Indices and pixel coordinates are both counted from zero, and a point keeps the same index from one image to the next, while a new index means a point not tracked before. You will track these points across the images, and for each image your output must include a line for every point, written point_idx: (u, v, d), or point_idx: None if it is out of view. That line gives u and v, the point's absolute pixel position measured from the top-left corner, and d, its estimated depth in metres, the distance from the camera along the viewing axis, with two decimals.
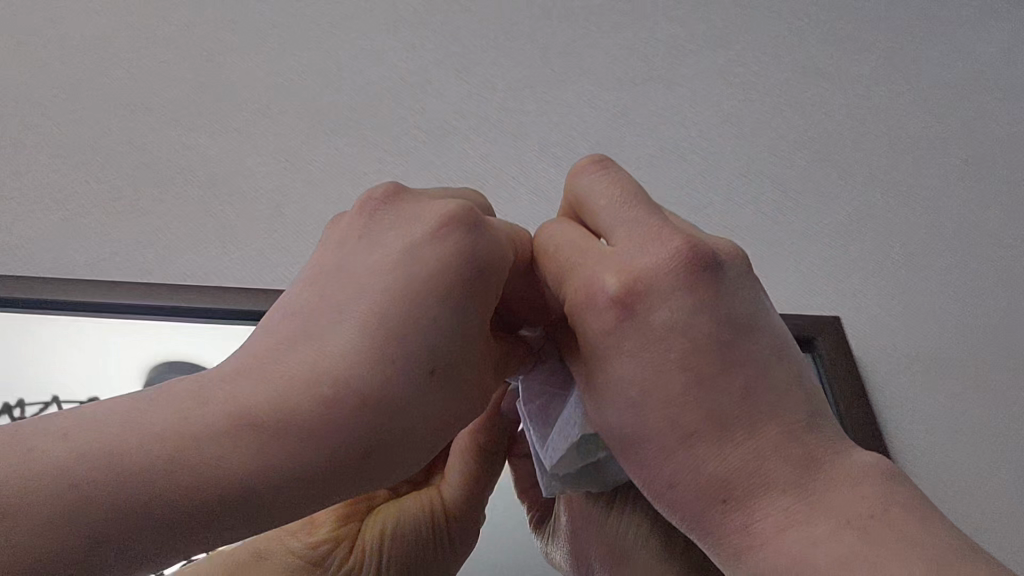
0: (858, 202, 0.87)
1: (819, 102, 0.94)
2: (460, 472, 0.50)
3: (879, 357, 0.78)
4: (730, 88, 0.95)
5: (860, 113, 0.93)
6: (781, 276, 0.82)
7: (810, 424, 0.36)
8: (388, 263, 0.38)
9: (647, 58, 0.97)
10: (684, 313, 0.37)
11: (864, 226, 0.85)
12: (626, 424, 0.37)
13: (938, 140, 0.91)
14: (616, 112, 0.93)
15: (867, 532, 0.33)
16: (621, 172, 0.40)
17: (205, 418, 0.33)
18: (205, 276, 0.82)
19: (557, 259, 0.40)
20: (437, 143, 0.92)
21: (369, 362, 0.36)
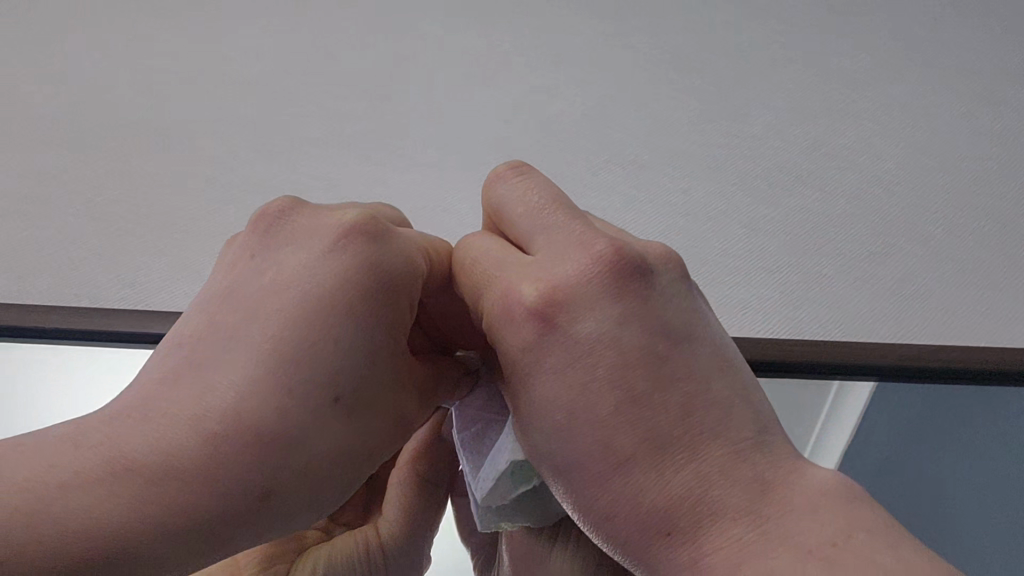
0: (892, 160, 0.71)
1: (830, 65, 0.79)
2: (400, 503, 0.48)
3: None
4: (716, 55, 0.80)
5: (877, 87, 0.77)
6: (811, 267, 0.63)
7: (758, 443, 0.32)
8: (284, 278, 0.33)
9: (617, 25, 0.82)
10: (614, 323, 0.32)
11: (916, 187, 0.69)
12: (554, 449, 0.33)
13: (969, 111, 0.75)
14: (586, 84, 0.76)
15: (832, 563, 0.28)
16: (539, 179, 0.37)
17: (73, 466, 0.27)
18: (78, 301, 0.59)
19: (474, 274, 0.37)
20: (355, 127, 0.71)
21: (267, 389, 0.30)
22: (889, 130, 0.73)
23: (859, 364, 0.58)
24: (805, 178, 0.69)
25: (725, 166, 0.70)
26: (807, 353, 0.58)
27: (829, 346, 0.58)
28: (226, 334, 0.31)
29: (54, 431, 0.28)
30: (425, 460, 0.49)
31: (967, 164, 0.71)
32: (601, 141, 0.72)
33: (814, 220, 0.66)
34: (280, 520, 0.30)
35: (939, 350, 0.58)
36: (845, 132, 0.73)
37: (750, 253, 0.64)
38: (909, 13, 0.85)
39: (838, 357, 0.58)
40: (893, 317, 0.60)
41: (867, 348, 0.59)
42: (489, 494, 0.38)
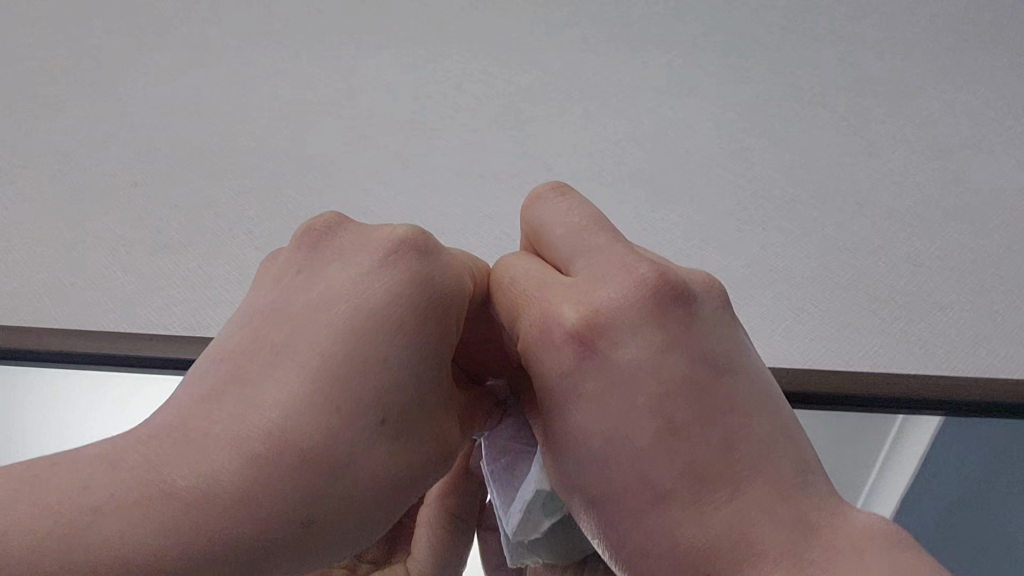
0: (933, 198, 0.70)
1: (873, 98, 0.78)
2: (429, 541, 0.47)
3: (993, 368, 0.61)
4: (759, 85, 0.78)
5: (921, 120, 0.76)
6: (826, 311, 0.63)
7: (799, 482, 0.31)
8: (329, 297, 0.32)
9: (658, 53, 0.81)
10: (657, 350, 0.32)
11: (953, 227, 0.68)
12: (591, 481, 0.32)
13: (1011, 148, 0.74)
14: (625, 114, 0.76)
15: None
16: (581, 200, 0.37)
17: (110, 490, 0.26)
18: (119, 325, 0.61)
19: (512, 295, 0.36)
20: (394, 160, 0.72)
21: (306, 412, 0.29)
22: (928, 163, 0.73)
23: (866, 396, 0.59)
24: (836, 217, 0.69)
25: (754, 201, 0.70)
26: (815, 384, 0.60)
27: (835, 377, 0.60)
28: (268, 351, 0.31)
29: (93, 452, 0.28)
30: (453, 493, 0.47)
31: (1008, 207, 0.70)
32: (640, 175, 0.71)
33: (843, 265, 0.66)
34: (316, 553, 0.29)
35: (949, 383, 0.59)
36: (882, 166, 0.72)
37: (787, 299, 0.64)
38: (954, 41, 0.83)
39: (844, 389, 0.59)
40: (906, 353, 0.61)
41: (873, 380, 0.60)
42: (520, 527, 0.37)
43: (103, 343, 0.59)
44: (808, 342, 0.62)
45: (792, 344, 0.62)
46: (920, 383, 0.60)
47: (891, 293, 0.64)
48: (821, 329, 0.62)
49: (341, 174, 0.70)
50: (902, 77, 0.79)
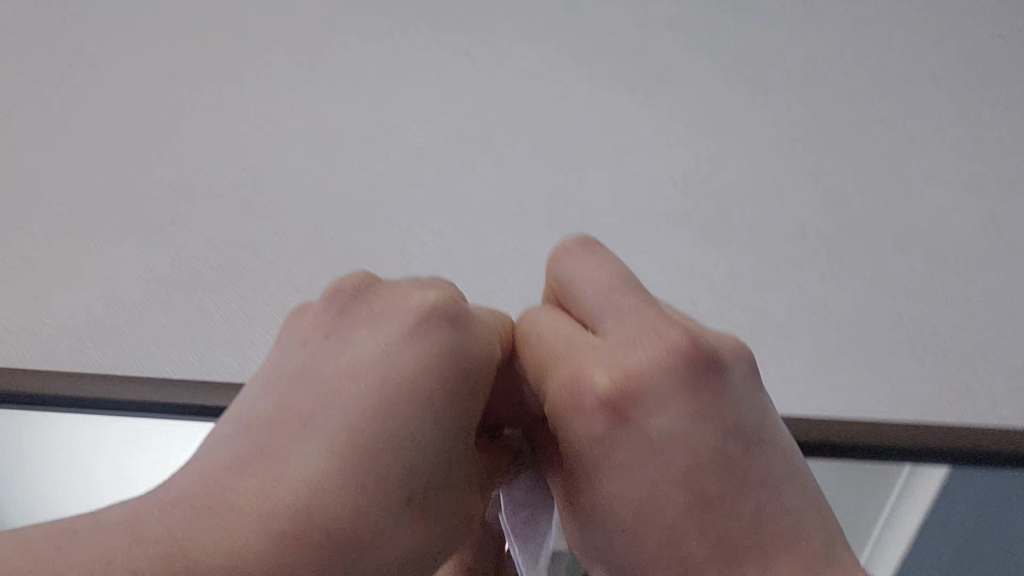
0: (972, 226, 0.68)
1: (917, 107, 0.73)
2: None
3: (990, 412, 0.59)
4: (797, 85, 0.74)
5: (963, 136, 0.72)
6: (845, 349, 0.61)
7: (829, 556, 0.31)
8: (357, 363, 0.32)
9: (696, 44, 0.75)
10: (689, 421, 0.31)
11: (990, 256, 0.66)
12: (618, 550, 0.32)
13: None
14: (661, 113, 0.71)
15: None
16: (611, 260, 0.36)
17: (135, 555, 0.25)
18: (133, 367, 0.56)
19: (538, 356, 0.36)
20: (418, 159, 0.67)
21: (336, 484, 0.29)
22: (959, 182, 0.70)
23: (869, 445, 0.58)
24: (860, 240, 0.66)
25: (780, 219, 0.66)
26: (820, 432, 0.58)
27: (840, 425, 0.58)
28: (295, 420, 0.30)
29: (114, 517, 0.27)
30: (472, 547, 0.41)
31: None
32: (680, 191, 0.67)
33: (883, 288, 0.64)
34: None
35: (951, 430, 0.59)
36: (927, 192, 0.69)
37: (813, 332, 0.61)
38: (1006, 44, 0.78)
39: (847, 438, 0.58)
40: (910, 393, 0.60)
41: (875, 428, 0.59)
42: None
43: (120, 387, 0.55)
44: (817, 383, 0.60)
45: (800, 382, 0.60)
46: (923, 431, 0.59)
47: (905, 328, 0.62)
48: (830, 368, 0.61)
49: (351, 174, 0.66)
50: (940, 79, 0.75)
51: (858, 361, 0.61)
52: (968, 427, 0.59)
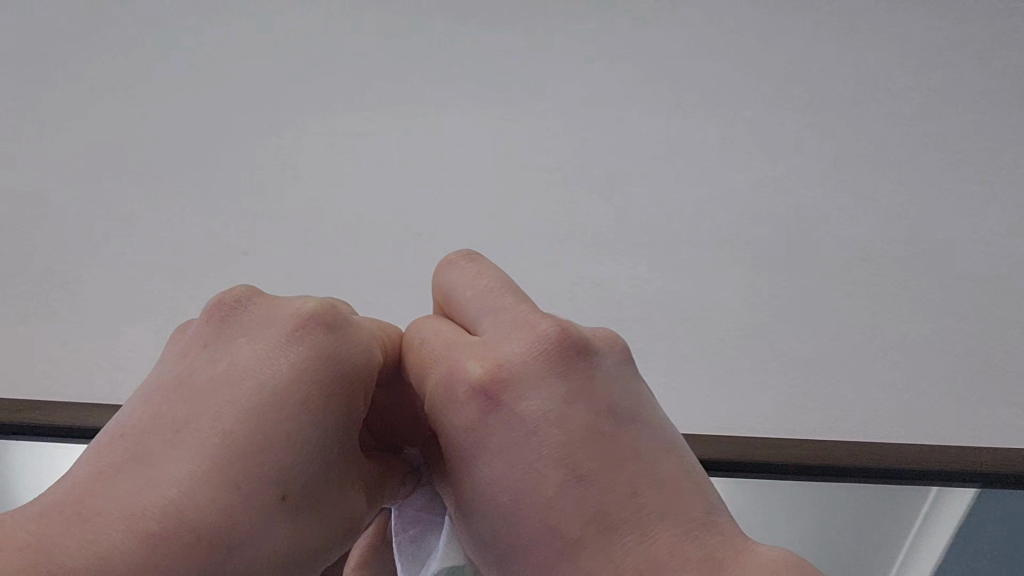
0: (899, 230, 0.71)
1: (851, 116, 0.78)
2: None
3: (895, 429, 0.62)
4: (744, 93, 0.79)
5: (893, 144, 0.76)
6: (764, 367, 0.65)
7: (707, 523, 0.32)
8: (234, 369, 0.32)
9: (650, 50, 0.81)
10: (561, 404, 0.32)
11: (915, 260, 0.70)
12: (500, 536, 0.33)
13: (982, 171, 0.74)
14: (613, 140, 0.76)
15: None
16: (489, 266, 0.37)
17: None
18: None
19: (421, 359, 0.36)
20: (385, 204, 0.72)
21: (207, 487, 0.29)
22: (865, 196, 0.73)
23: (834, 465, 0.61)
24: (784, 262, 0.69)
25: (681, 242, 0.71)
26: (784, 454, 0.61)
27: (787, 444, 0.62)
28: (169, 428, 0.30)
29: None
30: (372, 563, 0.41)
31: (968, 235, 0.71)
32: (626, 214, 0.72)
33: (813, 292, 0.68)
34: None
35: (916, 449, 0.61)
36: (855, 196, 0.73)
37: (746, 347, 0.66)
38: (945, 34, 0.82)
39: (809, 458, 0.61)
40: (830, 421, 0.63)
41: (840, 448, 0.61)
42: None
43: None
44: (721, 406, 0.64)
45: (745, 402, 0.64)
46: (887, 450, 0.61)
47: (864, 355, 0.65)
48: (789, 396, 0.64)
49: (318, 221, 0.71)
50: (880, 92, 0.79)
51: (772, 379, 0.65)
52: (926, 446, 0.61)
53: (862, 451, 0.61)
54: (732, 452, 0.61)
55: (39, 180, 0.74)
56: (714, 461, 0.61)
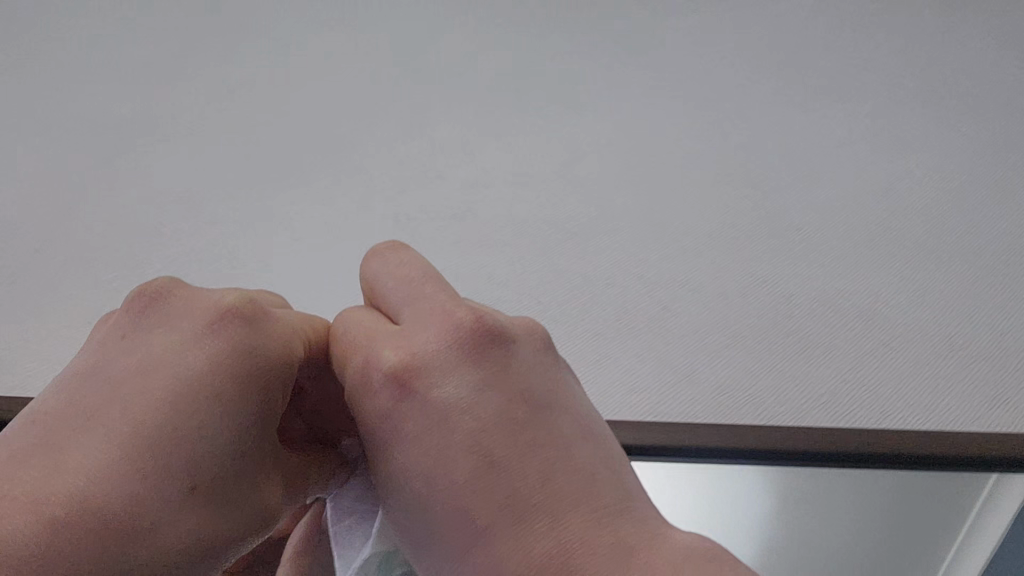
0: (859, 222, 0.75)
1: (807, 135, 0.84)
2: None
3: (888, 415, 0.60)
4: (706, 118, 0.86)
5: (846, 154, 0.82)
6: (742, 346, 0.64)
7: (620, 509, 0.32)
8: (148, 359, 0.32)
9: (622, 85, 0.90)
10: (475, 391, 0.32)
11: (877, 245, 0.73)
12: (416, 524, 0.33)
13: (932, 176, 0.80)
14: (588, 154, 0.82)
15: None
16: (413, 256, 0.37)
17: None
18: None
19: (343, 349, 0.36)
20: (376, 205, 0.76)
21: (113, 475, 0.29)
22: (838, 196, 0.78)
23: (819, 452, 0.58)
24: (752, 250, 0.72)
25: (663, 232, 0.74)
26: (767, 441, 0.59)
27: (774, 432, 0.59)
28: (80, 416, 0.30)
29: None
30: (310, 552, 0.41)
31: (927, 227, 0.74)
32: (602, 213, 0.76)
33: (785, 274, 0.70)
34: None
35: (906, 435, 0.58)
36: (815, 196, 0.78)
37: (722, 326, 0.66)
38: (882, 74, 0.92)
39: (797, 446, 0.58)
40: (818, 406, 0.60)
41: (825, 435, 0.59)
42: None
43: None
44: (700, 388, 0.62)
45: (726, 382, 0.62)
46: (875, 434, 0.59)
47: (846, 333, 0.65)
48: (765, 378, 0.62)
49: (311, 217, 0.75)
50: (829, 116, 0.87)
51: (753, 361, 0.63)
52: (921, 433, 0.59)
53: (854, 439, 0.58)
54: (709, 441, 0.59)
55: (49, 176, 0.78)
56: (699, 449, 0.59)
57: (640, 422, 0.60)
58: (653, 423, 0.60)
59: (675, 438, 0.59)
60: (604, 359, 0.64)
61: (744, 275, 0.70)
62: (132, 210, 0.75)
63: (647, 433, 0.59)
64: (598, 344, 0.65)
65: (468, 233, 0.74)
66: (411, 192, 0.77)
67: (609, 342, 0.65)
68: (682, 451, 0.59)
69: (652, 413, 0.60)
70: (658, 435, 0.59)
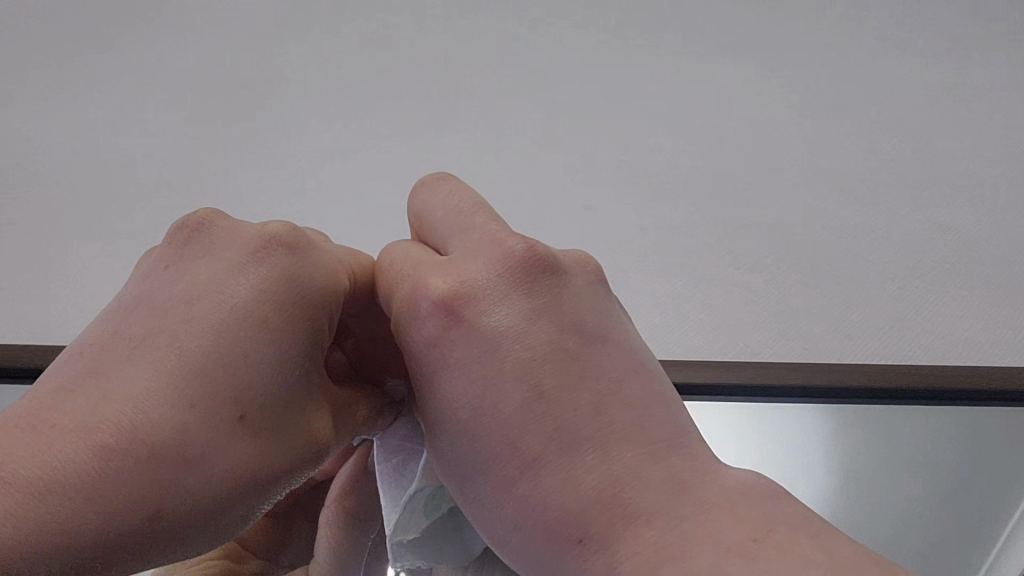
0: (911, 199, 0.75)
1: (872, 102, 0.84)
2: (326, 544, 0.41)
3: (904, 354, 0.64)
4: (771, 77, 0.85)
5: (910, 128, 0.81)
6: (779, 303, 0.68)
7: (674, 445, 0.31)
8: (194, 288, 0.32)
9: (691, 43, 0.89)
10: (525, 322, 0.31)
11: (925, 223, 0.73)
12: (465, 456, 0.32)
13: (993, 157, 0.79)
14: (651, 112, 0.82)
15: (754, 560, 0.27)
16: (460, 184, 0.36)
17: None
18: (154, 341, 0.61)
19: (390, 281, 0.35)
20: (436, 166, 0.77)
21: (163, 401, 0.29)
22: (891, 160, 0.78)
23: (846, 387, 0.62)
24: (802, 220, 0.73)
25: (714, 190, 0.76)
26: (790, 378, 0.63)
27: (798, 371, 0.63)
28: (127, 344, 0.30)
29: None
30: (354, 493, 0.41)
31: (979, 209, 0.74)
32: (658, 179, 0.77)
33: (828, 244, 0.72)
34: (167, 548, 0.29)
35: (963, 372, 0.63)
36: (870, 167, 0.78)
37: (762, 289, 0.69)
38: (960, 42, 0.90)
39: (819, 381, 0.62)
40: (840, 350, 0.65)
41: (889, 373, 0.63)
42: (397, 527, 0.37)
43: None
44: (733, 335, 0.66)
45: (757, 330, 0.66)
46: (896, 373, 0.63)
47: (899, 284, 0.69)
48: (824, 328, 0.66)
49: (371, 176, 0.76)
50: (896, 85, 0.85)
51: (784, 315, 0.67)
52: (936, 370, 0.63)
53: (872, 376, 0.63)
54: (739, 379, 0.63)
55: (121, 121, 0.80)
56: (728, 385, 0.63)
57: (678, 364, 0.64)
58: (714, 364, 0.64)
59: (713, 375, 0.63)
60: (658, 311, 0.68)
61: (790, 242, 0.72)
62: (202, 161, 0.77)
63: (685, 373, 0.63)
64: (649, 300, 0.68)
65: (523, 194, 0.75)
66: (473, 153, 0.78)
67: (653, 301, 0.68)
68: (754, 387, 0.63)
69: (713, 356, 0.65)
70: (711, 374, 0.63)
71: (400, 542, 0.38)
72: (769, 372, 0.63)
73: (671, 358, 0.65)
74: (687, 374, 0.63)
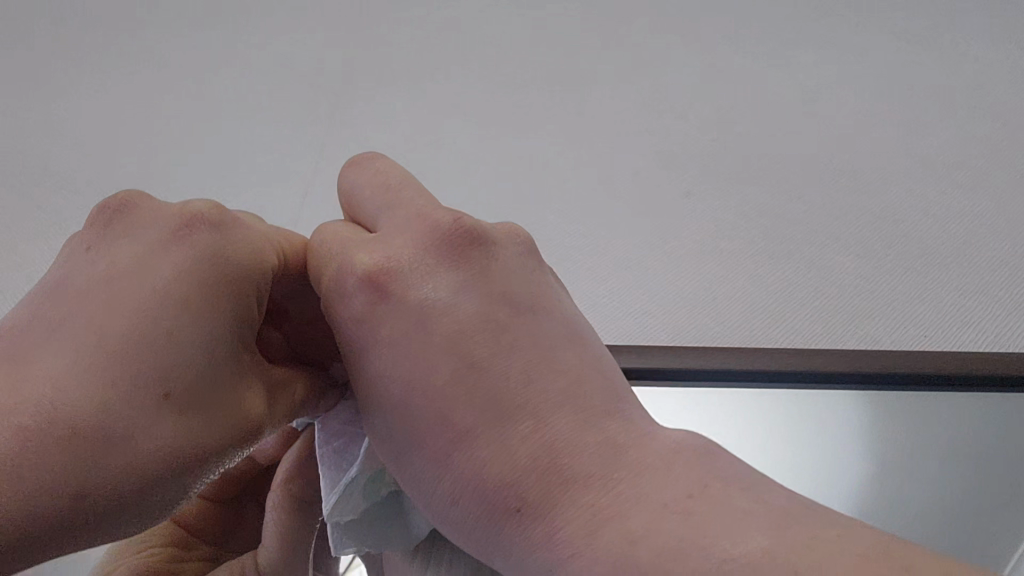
0: (859, 193, 0.79)
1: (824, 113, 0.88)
2: (270, 531, 0.41)
3: (869, 339, 0.66)
4: (729, 92, 0.91)
5: (861, 134, 0.86)
6: (747, 288, 0.70)
7: (608, 411, 0.31)
8: (117, 270, 0.31)
9: (657, 68, 0.94)
10: (453, 293, 0.32)
11: (869, 211, 0.77)
12: (399, 433, 0.32)
13: (941, 158, 0.82)
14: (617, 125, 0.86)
15: (689, 514, 0.26)
16: (388, 165, 0.37)
17: None
18: None
19: (319, 260, 0.35)
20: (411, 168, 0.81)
21: (85, 383, 0.28)
22: (839, 166, 0.82)
23: (808, 371, 0.65)
24: (752, 209, 0.78)
25: (671, 187, 0.80)
26: (756, 363, 0.65)
27: (763, 356, 0.65)
28: (48, 328, 0.29)
29: None
30: (298, 479, 0.41)
31: (925, 202, 0.78)
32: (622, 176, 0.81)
33: (782, 229, 0.76)
34: (91, 533, 0.28)
35: (965, 356, 0.65)
36: (817, 166, 0.82)
37: (727, 276, 0.72)
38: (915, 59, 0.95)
39: (784, 366, 0.65)
40: (806, 333, 0.67)
41: (888, 359, 0.65)
42: (336, 508, 0.36)
43: None
44: (704, 317, 0.68)
45: (727, 317, 0.68)
46: (858, 355, 0.65)
47: (866, 271, 0.72)
48: (820, 314, 0.68)
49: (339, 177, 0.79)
50: (852, 95, 0.90)
51: (753, 299, 0.70)
52: (897, 351, 0.65)
53: (836, 361, 0.65)
54: (704, 363, 0.65)
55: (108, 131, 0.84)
56: (693, 367, 0.65)
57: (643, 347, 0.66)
58: (681, 350, 0.66)
59: (677, 361, 0.65)
60: (637, 297, 0.70)
61: (745, 227, 0.76)
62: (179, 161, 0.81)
63: (650, 357, 0.65)
64: (614, 292, 0.71)
65: (490, 190, 0.79)
66: (445, 159, 0.82)
67: (614, 284, 0.71)
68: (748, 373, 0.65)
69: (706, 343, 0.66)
70: (675, 360, 0.65)
71: (338, 525, 0.37)
72: (762, 357, 0.65)
73: (662, 343, 0.66)
74: (679, 359, 0.65)
